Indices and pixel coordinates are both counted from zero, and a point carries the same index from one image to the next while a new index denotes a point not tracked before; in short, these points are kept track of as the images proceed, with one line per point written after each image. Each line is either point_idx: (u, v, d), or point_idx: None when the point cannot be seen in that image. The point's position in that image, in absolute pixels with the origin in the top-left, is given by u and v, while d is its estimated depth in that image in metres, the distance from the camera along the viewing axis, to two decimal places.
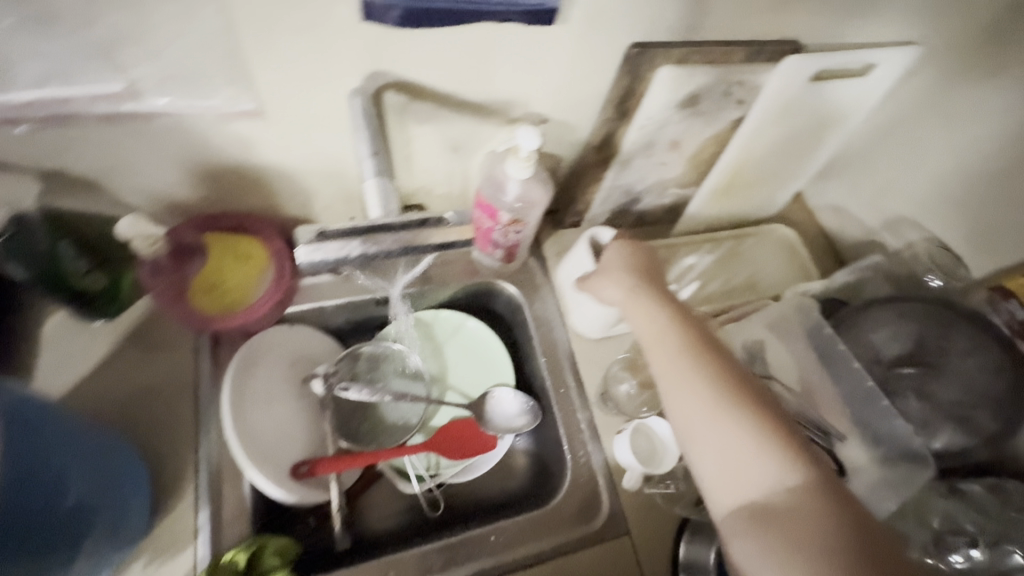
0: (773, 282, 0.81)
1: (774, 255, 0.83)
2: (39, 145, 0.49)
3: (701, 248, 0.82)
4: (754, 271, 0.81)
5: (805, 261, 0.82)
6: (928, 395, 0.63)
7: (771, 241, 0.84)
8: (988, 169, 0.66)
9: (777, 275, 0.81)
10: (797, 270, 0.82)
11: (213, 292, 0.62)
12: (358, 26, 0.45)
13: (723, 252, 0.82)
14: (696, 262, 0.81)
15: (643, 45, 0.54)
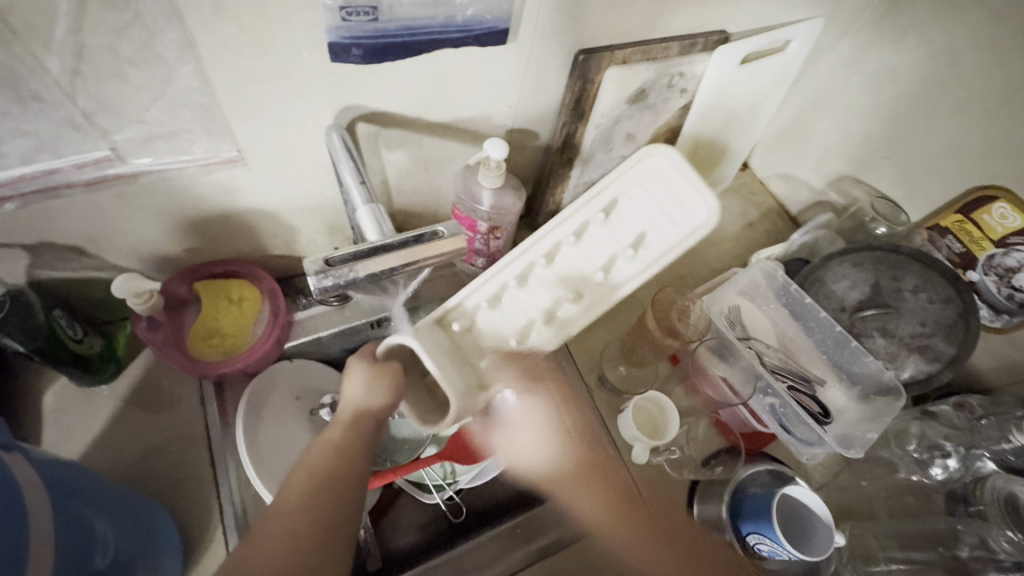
0: (653, 247, 0.48)
1: (654, 203, 0.46)
2: (25, 221, 0.50)
3: (536, 277, 0.54)
4: (615, 253, 0.50)
5: (690, 200, 0.44)
6: (890, 331, 0.69)
7: (650, 186, 0.46)
8: (909, 123, 0.74)
9: (659, 238, 0.47)
10: (683, 202, 0.44)
11: (213, 339, 0.63)
12: (326, 66, 0.48)
13: (571, 253, 0.52)
14: (543, 292, 0.54)
15: (587, 52, 0.59)
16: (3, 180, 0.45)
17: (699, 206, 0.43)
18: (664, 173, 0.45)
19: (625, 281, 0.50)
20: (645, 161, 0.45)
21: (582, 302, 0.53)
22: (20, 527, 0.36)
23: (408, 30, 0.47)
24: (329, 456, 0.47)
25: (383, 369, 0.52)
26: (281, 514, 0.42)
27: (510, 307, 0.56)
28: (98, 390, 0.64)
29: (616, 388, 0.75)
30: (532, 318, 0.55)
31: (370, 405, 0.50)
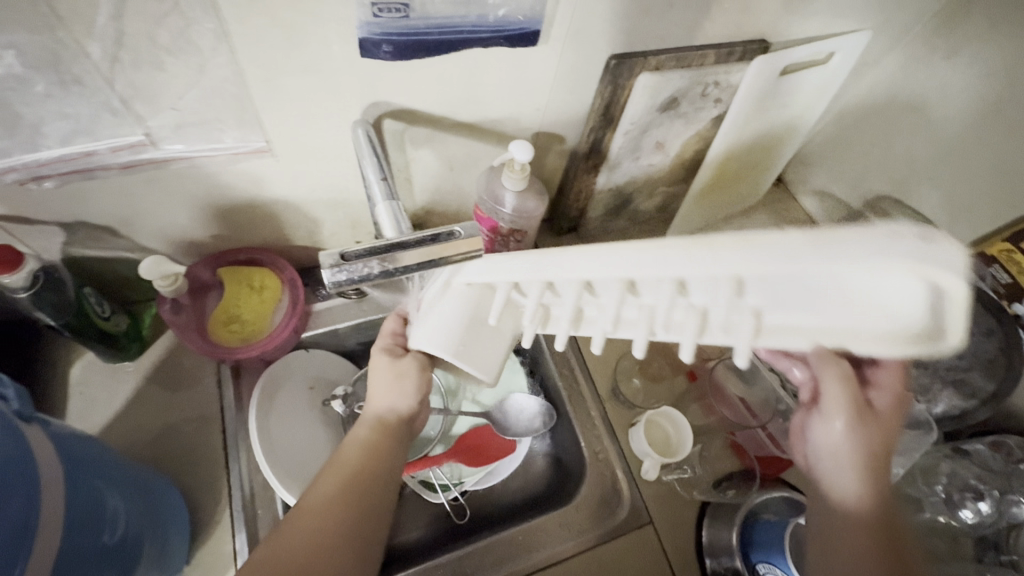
0: (797, 321, 0.28)
1: (858, 287, 0.25)
2: (62, 200, 0.51)
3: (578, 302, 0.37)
4: (713, 310, 0.30)
5: (896, 291, 0.24)
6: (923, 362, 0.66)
7: (868, 267, 0.23)
8: (957, 145, 0.70)
9: (818, 317, 0.27)
10: (872, 293, 0.25)
11: (233, 325, 0.65)
12: (357, 62, 0.48)
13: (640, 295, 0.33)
14: (582, 300, 0.37)
15: (619, 57, 0.57)
16: (43, 160, 0.47)
17: (909, 304, 0.24)
18: (895, 296, 0.25)
19: (737, 347, 0.30)
20: (929, 261, 0.22)
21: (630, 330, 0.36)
22: (34, 497, 0.36)
23: (438, 29, 0.47)
24: (362, 458, 0.51)
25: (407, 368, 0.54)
26: (322, 505, 0.47)
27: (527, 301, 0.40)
28: (122, 366, 0.66)
29: (629, 401, 0.74)
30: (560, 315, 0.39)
31: (394, 407, 0.54)
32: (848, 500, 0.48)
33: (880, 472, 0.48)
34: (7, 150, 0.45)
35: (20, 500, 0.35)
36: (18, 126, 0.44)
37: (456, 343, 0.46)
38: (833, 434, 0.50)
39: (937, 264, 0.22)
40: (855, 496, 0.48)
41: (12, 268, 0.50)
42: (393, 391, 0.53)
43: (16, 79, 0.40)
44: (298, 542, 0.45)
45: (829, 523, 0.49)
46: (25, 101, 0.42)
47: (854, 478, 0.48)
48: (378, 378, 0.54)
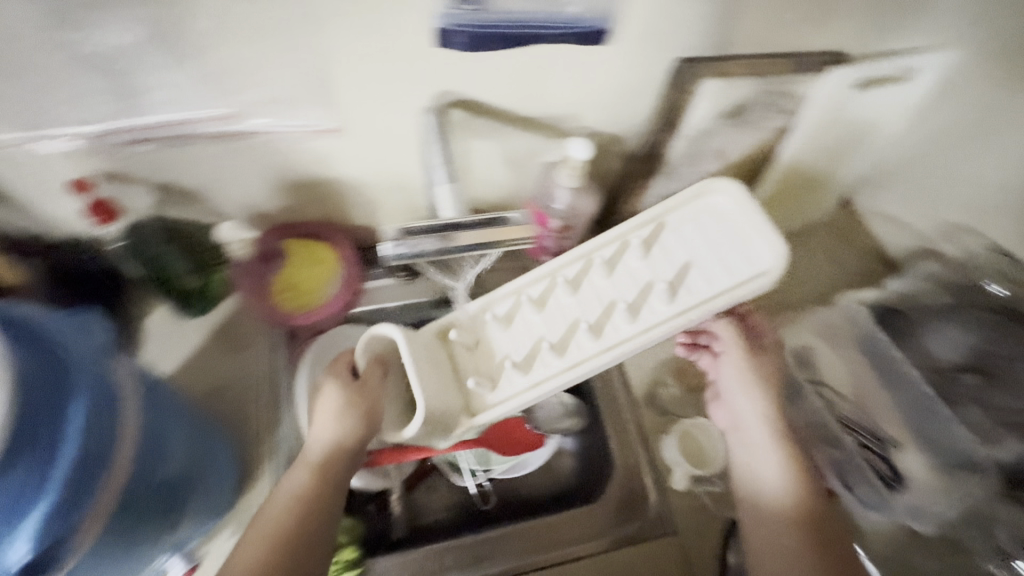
0: (695, 285, 0.52)
1: (715, 242, 0.52)
2: (157, 163, 0.57)
3: (558, 304, 0.56)
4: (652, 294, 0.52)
5: (756, 245, 0.51)
6: (987, 403, 0.62)
7: (716, 215, 0.54)
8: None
9: (707, 277, 0.52)
10: (755, 256, 0.50)
11: (291, 293, 0.69)
12: (430, 51, 0.51)
13: (603, 277, 0.55)
14: (578, 312, 0.55)
15: (688, 60, 0.57)
16: (147, 125, 0.52)
17: (767, 251, 0.50)
18: (716, 212, 0.54)
19: (675, 306, 0.51)
20: (698, 198, 0.55)
21: (636, 320, 0.52)
22: (122, 417, 0.41)
23: (512, 22, 0.49)
24: (287, 512, 0.50)
25: (352, 404, 0.52)
26: (267, 549, 0.48)
27: (520, 329, 0.56)
28: (189, 321, 0.71)
29: (665, 408, 0.73)
30: (579, 323, 0.54)
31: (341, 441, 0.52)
32: (778, 490, 0.55)
33: (799, 455, 0.57)
34: (117, 114, 0.50)
35: (109, 418, 0.40)
36: (130, 92, 0.49)
37: (423, 374, 0.51)
38: (732, 374, 0.63)
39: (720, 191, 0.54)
40: (784, 481, 0.55)
41: (109, 220, 0.59)
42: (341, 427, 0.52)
43: (132, 49, 0.45)
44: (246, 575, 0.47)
45: (763, 521, 0.55)
46: (138, 69, 0.47)
47: (768, 435, 0.58)
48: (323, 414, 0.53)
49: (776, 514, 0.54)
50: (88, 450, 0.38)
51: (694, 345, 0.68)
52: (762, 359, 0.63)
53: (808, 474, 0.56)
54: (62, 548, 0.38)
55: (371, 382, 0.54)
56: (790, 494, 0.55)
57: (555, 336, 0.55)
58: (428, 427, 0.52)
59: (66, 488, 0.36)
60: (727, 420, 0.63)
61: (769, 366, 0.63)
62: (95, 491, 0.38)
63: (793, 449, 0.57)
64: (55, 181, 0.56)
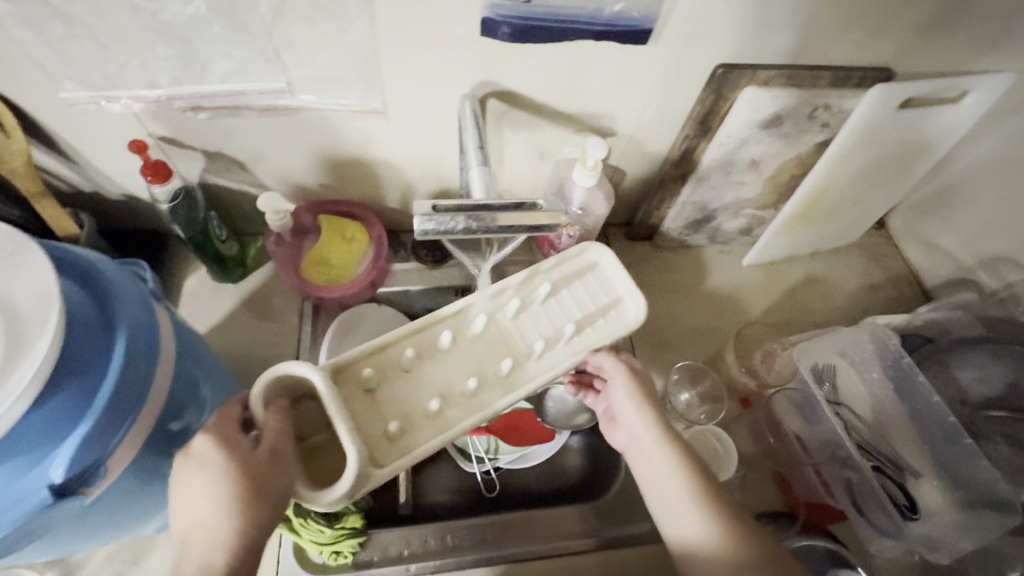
0: (587, 330, 0.52)
1: (593, 292, 0.54)
2: (209, 131, 0.60)
3: (463, 345, 0.50)
4: (551, 335, 0.51)
5: (626, 297, 0.54)
6: (1018, 440, 0.63)
7: (599, 267, 0.55)
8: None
9: (594, 325, 0.52)
10: (625, 306, 0.54)
11: (321, 268, 0.71)
12: (475, 40, 0.52)
13: (507, 319, 0.51)
14: (480, 360, 0.50)
15: (727, 67, 0.58)
16: (204, 93, 0.55)
17: (633, 304, 0.53)
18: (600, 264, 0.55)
19: (579, 349, 0.51)
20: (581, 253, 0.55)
21: (538, 361, 0.50)
22: (157, 354, 0.44)
23: (556, 17, 0.50)
24: None
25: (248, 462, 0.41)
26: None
27: (419, 376, 0.48)
28: (224, 286, 0.74)
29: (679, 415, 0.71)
30: (481, 372, 0.49)
31: (240, 519, 0.40)
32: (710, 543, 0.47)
33: (716, 495, 0.49)
34: (179, 81, 0.53)
35: (146, 355, 0.42)
36: (193, 62, 0.52)
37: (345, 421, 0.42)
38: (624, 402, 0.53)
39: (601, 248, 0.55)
40: (711, 534, 0.47)
41: (163, 181, 0.59)
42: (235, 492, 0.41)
43: (198, 19, 0.48)
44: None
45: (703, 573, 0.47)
46: (202, 39, 0.50)
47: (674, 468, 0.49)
48: (201, 484, 0.41)
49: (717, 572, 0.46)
50: (126, 385, 0.40)
51: (581, 383, 0.60)
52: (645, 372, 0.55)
53: (743, 521, 0.48)
54: (95, 472, 0.40)
55: (270, 435, 0.42)
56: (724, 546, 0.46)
57: (469, 374, 0.49)
58: (359, 481, 0.41)
59: (103, 416, 0.39)
60: (625, 439, 0.54)
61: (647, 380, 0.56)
62: (129, 421, 0.41)
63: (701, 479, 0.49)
64: (115, 141, 0.60)
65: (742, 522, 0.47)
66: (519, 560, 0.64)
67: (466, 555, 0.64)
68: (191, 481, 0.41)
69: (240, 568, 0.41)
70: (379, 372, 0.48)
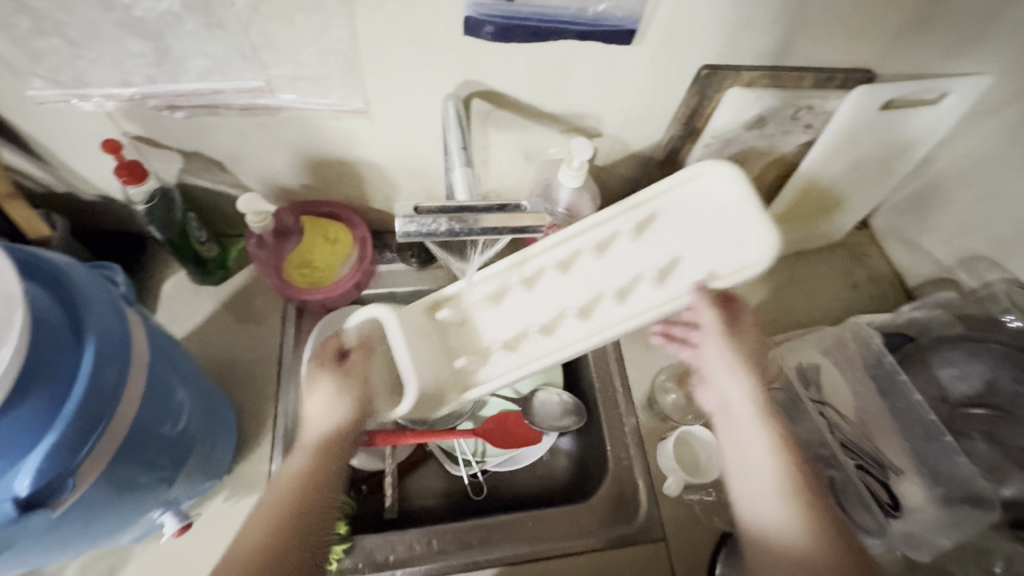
0: (687, 271, 0.48)
1: (706, 227, 0.49)
2: (186, 130, 0.59)
3: (545, 282, 0.53)
4: (641, 275, 0.50)
5: (748, 232, 0.47)
6: (996, 437, 0.63)
7: (714, 196, 0.49)
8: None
9: (698, 263, 0.48)
10: (745, 243, 0.47)
11: (304, 269, 0.70)
12: (458, 39, 0.52)
13: (593, 258, 0.52)
14: (568, 298, 0.51)
15: (711, 68, 0.58)
16: (180, 92, 0.54)
17: (757, 240, 0.46)
18: (716, 193, 0.49)
19: (674, 293, 0.48)
20: (696, 177, 0.49)
21: (626, 303, 0.49)
22: (130, 360, 0.43)
23: (539, 16, 0.49)
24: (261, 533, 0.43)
25: (345, 380, 0.51)
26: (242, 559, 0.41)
27: (511, 308, 0.53)
28: (204, 289, 0.73)
29: (664, 415, 0.72)
30: (566, 308, 0.51)
31: (336, 425, 0.50)
32: (786, 529, 0.42)
33: (802, 470, 0.45)
34: (153, 79, 0.52)
35: (119, 360, 0.41)
36: (168, 59, 0.50)
37: (415, 348, 0.49)
38: (717, 360, 0.51)
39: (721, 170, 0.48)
40: (786, 507, 0.43)
41: (139, 182, 0.58)
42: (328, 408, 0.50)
43: (172, 16, 0.47)
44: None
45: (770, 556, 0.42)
46: (176, 36, 0.48)
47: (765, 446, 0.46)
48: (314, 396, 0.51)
49: (790, 546, 0.41)
50: (96, 393, 0.39)
51: (670, 336, 0.58)
52: (747, 339, 0.51)
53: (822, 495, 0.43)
54: (63, 483, 0.38)
55: (358, 362, 0.52)
56: (804, 527, 0.41)
57: (545, 315, 0.52)
58: (422, 402, 0.50)
59: (72, 424, 0.38)
60: (716, 402, 0.51)
61: (751, 344, 0.51)
62: (100, 429, 0.40)
63: (798, 465, 0.44)
64: (88, 141, 0.58)
65: (828, 502, 0.43)
66: (505, 564, 0.64)
67: (452, 559, 0.63)
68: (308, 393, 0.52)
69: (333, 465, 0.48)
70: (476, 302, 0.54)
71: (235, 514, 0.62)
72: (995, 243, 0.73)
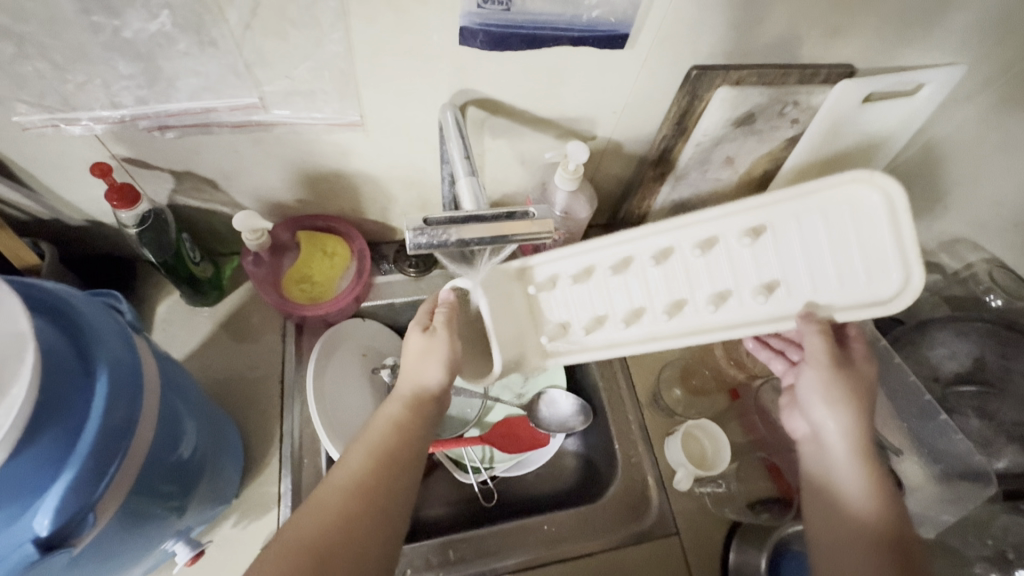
0: (799, 287, 0.46)
1: (837, 244, 0.44)
2: (177, 150, 0.57)
3: (635, 269, 0.51)
4: (745, 283, 0.48)
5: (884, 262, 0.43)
6: (990, 413, 0.66)
7: (864, 215, 0.43)
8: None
9: (815, 279, 0.46)
10: (879, 273, 0.43)
11: (303, 285, 0.70)
12: (453, 48, 0.52)
13: (696, 254, 0.49)
14: (662, 290, 0.51)
15: (700, 69, 0.59)
16: (171, 112, 0.53)
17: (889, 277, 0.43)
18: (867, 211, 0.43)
19: (777, 307, 0.47)
20: (847, 188, 0.43)
21: (721, 311, 0.49)
22: (141, 390, 0.42)
23: (534, 24, 0.50)
24: (343, 495, 0.48)
25: (434, 342, 0.53)
26: (343, 494, 0.48)
27: (598, 289, 0.53)
28: (199, 310, 0.71)
29: (668, 409, 0.73)
30: (653, 302, 0.51)
31: (428, 383, 0.53)
32: (857, 503, 0.49)
33: (882, 485, 0.49)
34: (142, 99, 0.51)
35: (130, 392, 0.40)
36: (158, 79, 0.49)
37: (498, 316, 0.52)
38: (817, 386, 0.51)
39: (879, 184, 0.42)
40: (864, 517, 0.49)
41: (130, 206, 0.57)
42: (416, 364, 0.54)
43: (163, 36, 0.46)
44: (314, 534, 0.46)
45: (838, 537, 0.50)
46: (167, 56, 0.47)
47: (857, 469, 0.50)
48: (413, 359, 0.54)
49: (856, 543, 0.48)
50: (110, 425, 0.38)
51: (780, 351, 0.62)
52: (852, 373, 0.51)
53: (894, 497, 0.49)
54: (83, 520, 0.37)
55: (444, 325, 0.54)
56: (872, 526, 0.48)
57: (631, 304, 0.52)
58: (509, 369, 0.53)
59: (88, 460, 0.37)
60: (808, 426, 0.55)
61: (860, 378, 0.51)
62: (115, 465, 0.39)
63: (886, 489, 0.49)
64: (74, 165, 0.57)
65: (899, 505, 0.48)
66: (523, 569, 0.64)
67: (470, 567, 0.63)
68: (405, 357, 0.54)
69: (422, 425, 0.54)
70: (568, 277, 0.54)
71: (247, 538, 0.61)
72: (973, 225, 0.77)
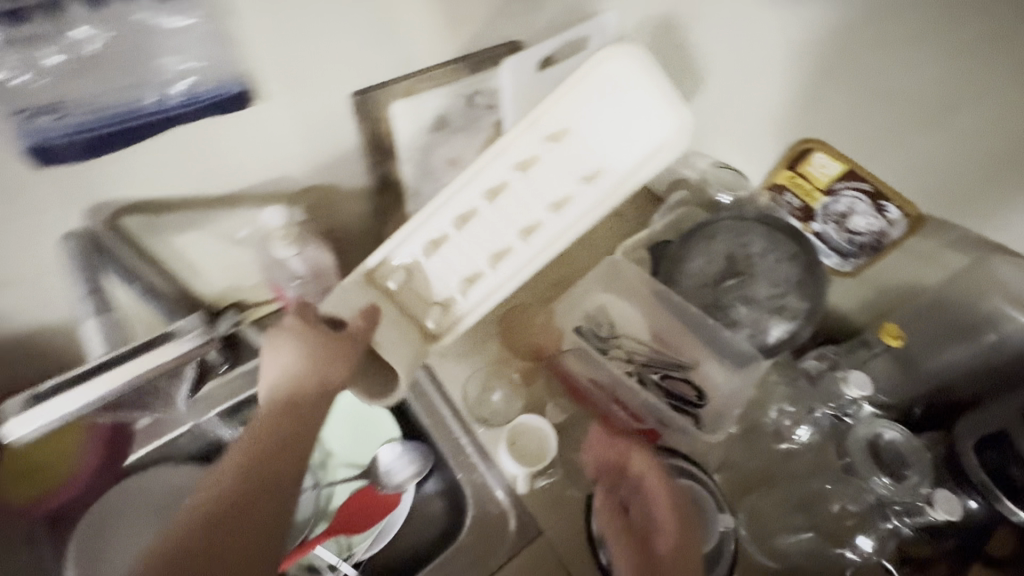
0: (554, 186, 0.58)
1: (608, 115, 0.55)
2: None
3: (449, 245, 0.62)
4: (535, 215, 0.60)
5: (649, 123, 0.53)
6: (750, 297, 0.72)
7: (603, 93, 0.54)
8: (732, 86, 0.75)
9: (547, 233, 0.59)
10: (645, 132, 0.54)
11: (32, 477, 0.63)
12: (42, 171, 0.46)
13: (456, 243, 0.62)
14: (481, 250, 0.61)
15: (360, 93, 0.57)
16: None
17: (657, 128, 0.53)
18: (632, 101, 0.53)
19: (552, 219, 0.59)
20: (604, 73, 0.53)
21: (529, 241, 0.60)
22: None
23: (119, 117, 0.45)
24: (200, 520, 0.44)
25: (313, 348, 0.55)
26: (195, 524, 0.44)
27: (452, 250, 0.62)
28: None
29: (496, 417, 0.73)
30: (479, 267, 0.62)
31: (320, 380, 0.54)
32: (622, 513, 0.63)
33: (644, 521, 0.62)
34: None
35: None
36: None
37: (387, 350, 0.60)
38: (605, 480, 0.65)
39: (619, 55, 0.53)
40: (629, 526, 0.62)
41: None
42: (312, 369, 0.54)
43: None
44: (183, 547, 0.43)
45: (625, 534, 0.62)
46: None
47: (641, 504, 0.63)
48: (275, 358, 0.55)
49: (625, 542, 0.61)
50: None
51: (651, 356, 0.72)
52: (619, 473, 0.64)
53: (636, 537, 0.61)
54: None
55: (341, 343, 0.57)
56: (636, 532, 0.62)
57: (462, 275, 0.63)
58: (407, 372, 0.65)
59: None
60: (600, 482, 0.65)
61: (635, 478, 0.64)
62: None
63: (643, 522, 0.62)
64: None
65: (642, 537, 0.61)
66: None
67: None
68: (273, 355, 0.55)
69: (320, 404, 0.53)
70: (433, 284, 0.63)
71: None
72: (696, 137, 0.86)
